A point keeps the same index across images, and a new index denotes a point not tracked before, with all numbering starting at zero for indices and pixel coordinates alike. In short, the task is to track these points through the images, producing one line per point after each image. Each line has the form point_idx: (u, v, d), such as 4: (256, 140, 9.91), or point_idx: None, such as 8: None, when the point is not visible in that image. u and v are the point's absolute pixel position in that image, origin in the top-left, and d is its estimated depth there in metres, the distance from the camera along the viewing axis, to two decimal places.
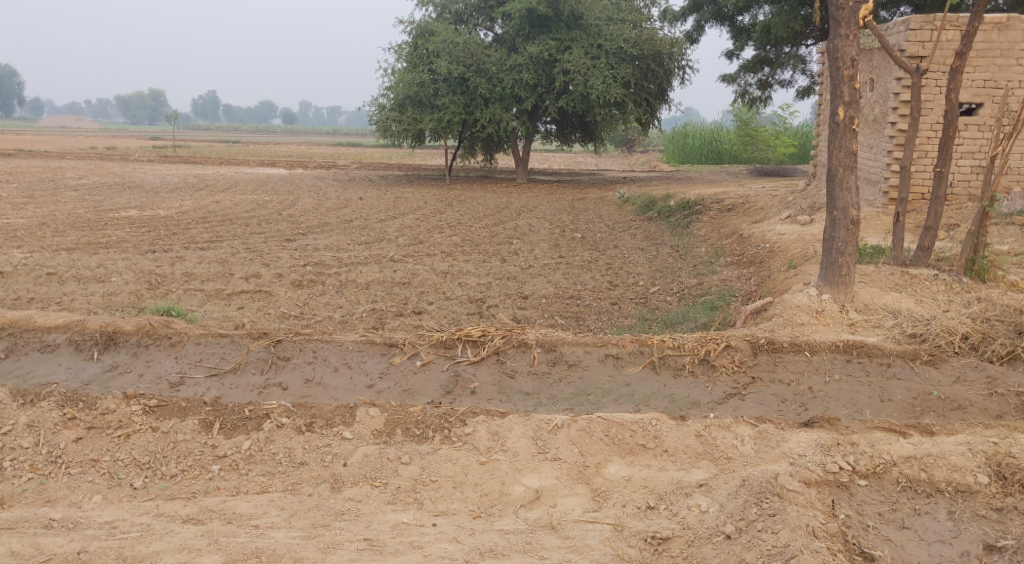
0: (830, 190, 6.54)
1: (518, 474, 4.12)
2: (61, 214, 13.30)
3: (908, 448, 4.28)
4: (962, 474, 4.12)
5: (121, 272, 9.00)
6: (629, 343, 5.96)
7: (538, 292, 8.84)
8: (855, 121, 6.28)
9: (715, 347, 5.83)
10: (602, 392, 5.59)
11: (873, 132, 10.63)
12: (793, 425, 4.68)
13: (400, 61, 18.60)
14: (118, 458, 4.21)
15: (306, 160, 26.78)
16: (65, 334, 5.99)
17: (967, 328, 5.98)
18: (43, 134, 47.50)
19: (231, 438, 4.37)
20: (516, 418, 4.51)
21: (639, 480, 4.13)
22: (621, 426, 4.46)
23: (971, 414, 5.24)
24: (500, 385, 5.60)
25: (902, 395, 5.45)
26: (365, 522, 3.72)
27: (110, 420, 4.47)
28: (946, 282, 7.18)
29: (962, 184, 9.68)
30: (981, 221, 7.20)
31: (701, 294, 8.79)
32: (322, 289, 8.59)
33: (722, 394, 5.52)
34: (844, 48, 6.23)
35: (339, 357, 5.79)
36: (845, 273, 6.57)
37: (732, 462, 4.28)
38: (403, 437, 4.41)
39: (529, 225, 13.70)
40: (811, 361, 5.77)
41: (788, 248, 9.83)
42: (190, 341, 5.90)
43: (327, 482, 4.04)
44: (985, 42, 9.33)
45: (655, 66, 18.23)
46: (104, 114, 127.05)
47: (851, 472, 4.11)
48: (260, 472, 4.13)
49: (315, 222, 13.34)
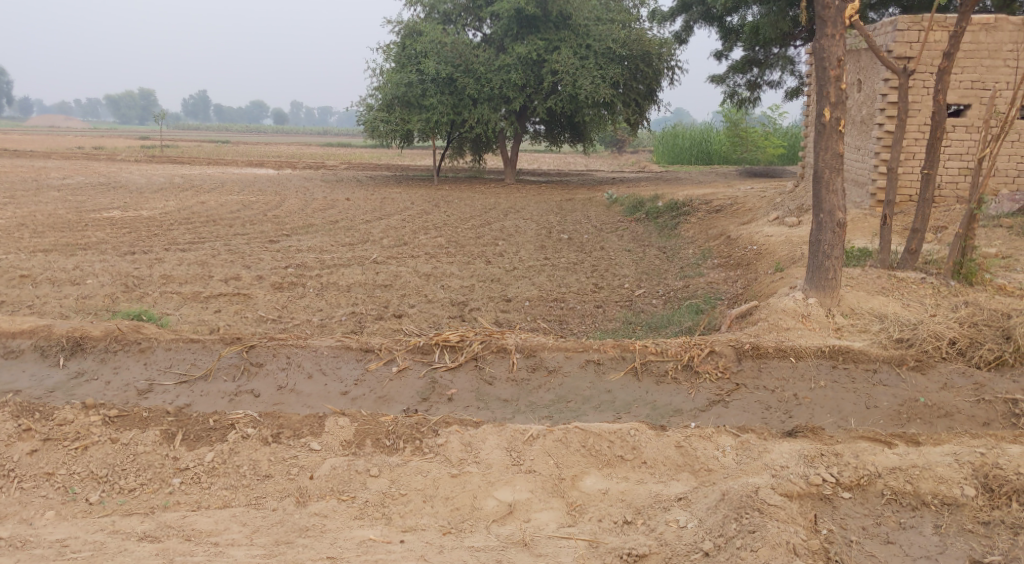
0: (816, 193, 6.42)
1: (492, 488, 3.99)
2: (40, 214, 13.08)
3: (893, 458, 4.16)
4: (948, 486, 4.00)
5: (97, 274, 8.82)
6: (611, 348, 5.84)
7: (522, 294, 8.72)
8: (841, 122, 6.19)
9: (698, 351, 5.71)
10: (582, 399, 5.47)
11: (860, 133, 10.55)
12: (776, 434, 4.57)
13: (388, 60, 18.42)
14: (74, 471, 4.06)
15: (295, 160, 26.54)
16: (30, 339, 5.81)
17: (955, 333, 5.87)
18: (29, 132, 47.09)
19: (194, 449, 4.23)
20: (490, 429, 4.39)
21: (616, 493, 4.00)
22: (599, 436, 4.34)
23: (958, 422, 5.14)
24: (478, 392, 5.48)
25: (887, 402, 5.35)
26: (330, 538, 3.58)
27: (67, 431, 4.32)
28: (934, 285, 7.09)
29: (950, 185, 9.61)
30: (969, 224, 7.10)
31: (687, 297, 8.69)
32: (302, 292, 8.43)
33: (705, 401, 5.40)
34: (830, 48, 6.12)
35: (314, 363, 5.63)
36: (832, 276, 6.46)
37: (713, 474, 4.16)
38: (373, 448, 4.28)
39: (516, 226, 13.57)
40: (796, 367, 5.66)
41: (775, 250, 9.74)
42: (160, 346, 5.74)
43: (292, 496, 3.91)
44: (973, 43, 9.25)
45: (645, 66, 18.17)
46: (93, 114, 126.35)
47: (834, 484, 3.99)
48: (223, 486, 4.00)
49: (300, 222, 13.17)
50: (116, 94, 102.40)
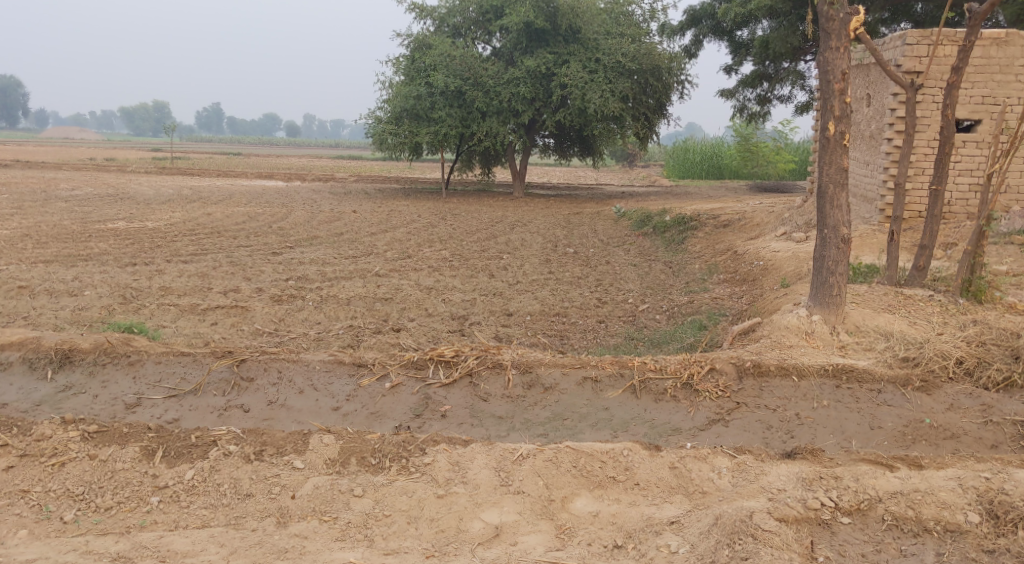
0: (820, 208, 6.30)
1: (478, 509, 3.88)
2: (46, 225, 13.12)
3: (894, 482, 4.01)
4: (951, 512, 3.85)
5: (95, 286, 8.78)
6: (608, 365, 5.72)
7: (523, 309, 8.59)
8: (846, 136, 6.07)
9: (698, 369, 5.60)
10: (579, 416, 5.34)
11: (868, 148, 10.41)
12: (775, 455, 4.43)
13: (398, 73, 18.44)
14: (49, 489, 4.00)
15: (304, 172, 26.54)
16: (19, 352, 5.76)
17: (962, 353, 5.75)
18: (46, 141, 47.84)
19: (174, 467, 4.17)
20: (479, 448, 4.30)
21: (607, 516, 3.88)
22: (591, 456, 4.23)
23: (966, 444, 5.00)
24: (472, 409, 5.35)
25: (892, 423, 5.21)
26: (309, 560, 3.47)
27: (45, 447, 4.28)
28: (942, 303, 6.94)
29: (960, 202, 9.45)
30: (978, 240, 6.97)
31: (690, 313, 8.56)
32: (301, 305, 8.34)
33: (704, 420, 5.27)
34: (835, 61, 6.01)
35: (305, 378, 5.53)
36: (836, 293, 6.32)
37: (708, 497, 4.02)
38: (357, 466, 4.20)
39: (522, 240, 13.48)
40: (798, 387, 5.52)
41: (782, 266, 9.60)
42: (150, 360, 5.66)
43: (273, 517, 3.82)
44: (983, 58, 9.12)
45: (654, 80, 18.04)
46: (107, 125, 127.78)
47: (833, 509, 3.85)
48: (203, 505, 3.93)
49: (304, 234, 13.14)
50: (132, 107, 103.52)
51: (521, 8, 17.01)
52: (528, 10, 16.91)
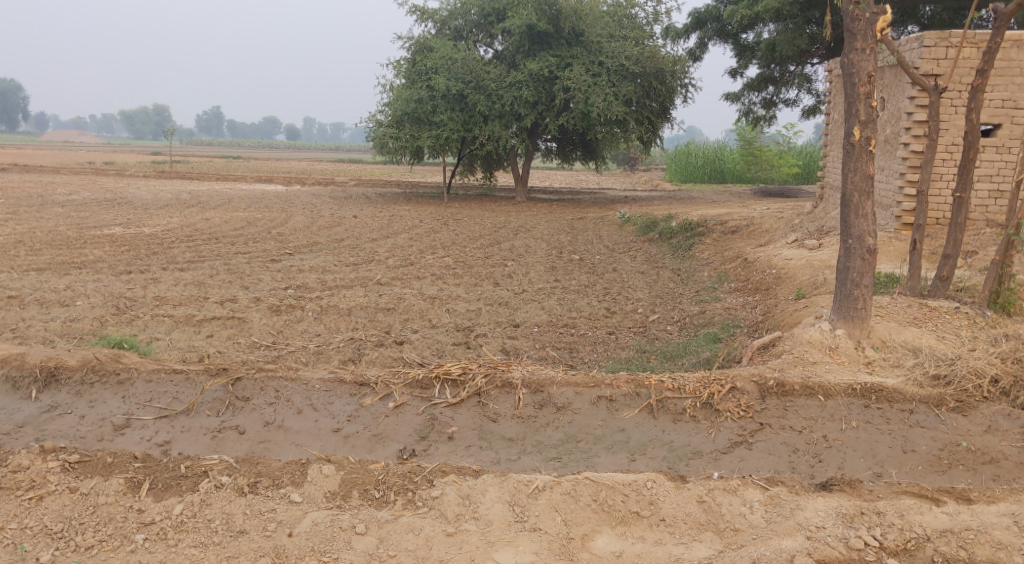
0: (844, 217, 5.95)
1: (491, 549, 3.58)
2: (41, 231, 12.81)
3: (943, 520, 3.79)
4: (1008, 553, 3.60)
5: (89, 295, 8.48)
6: (624, 384, 5.39)
7: (530, 319, 8.31)
8: (872, 142, 5.73)
9: (719, 389, 5.27)
10: (593, 439, 5.03)
11: (885, 153, 10.10)
12: (809, 487, 4.13)
13: (399, 76, 18.12)
14: (26, 525, 3.77)
15: (305, 176, 26.09)
16: (2, 369, 5.45)
17: (997, 370, 5.43)
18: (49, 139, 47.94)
19: (161, 500, 3.93)
20: (491, 480, 4.01)
21: (631, 557, 3.59)
22: (613, 489, 3.95)
23: (1006, 470, 4.71)
24: (481, 430, 5.04)
25: (925, 446, 4.90)
26: None
27: (21, 479, 4.05)
28: (969, 316, 6.63)
29: (980, 209, 9.14)
30: (1005, 250, 6.66)
31: (703, 324, 8.25)
32: (300, 316, 8.03)
33: (727, 441, 4.96)
34: (860, 63, 5.71)
35: (304, 398, 5.22)
36: (861, 306, 5.98)
37: (740, 534, 3.74)
38: (359, 500, 3.93)
39: (526, 246, 13.19)
40: (825, 407, 5.20)
41: (796, 275, 9.30)
42: (140, 378, 5.36)
43: (268, 557, 3.55)
44: (1005, 60, 8.79)
45: (658, 84, 17.61)
46: (106, 127, 127.75)
47: (878, 549, 3.62)
48: (191, 543, 3.67)
49: (304, 241, 12.81)
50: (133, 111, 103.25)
51: (523, 11, 16.73)
52: (530, 12, 16.64)
